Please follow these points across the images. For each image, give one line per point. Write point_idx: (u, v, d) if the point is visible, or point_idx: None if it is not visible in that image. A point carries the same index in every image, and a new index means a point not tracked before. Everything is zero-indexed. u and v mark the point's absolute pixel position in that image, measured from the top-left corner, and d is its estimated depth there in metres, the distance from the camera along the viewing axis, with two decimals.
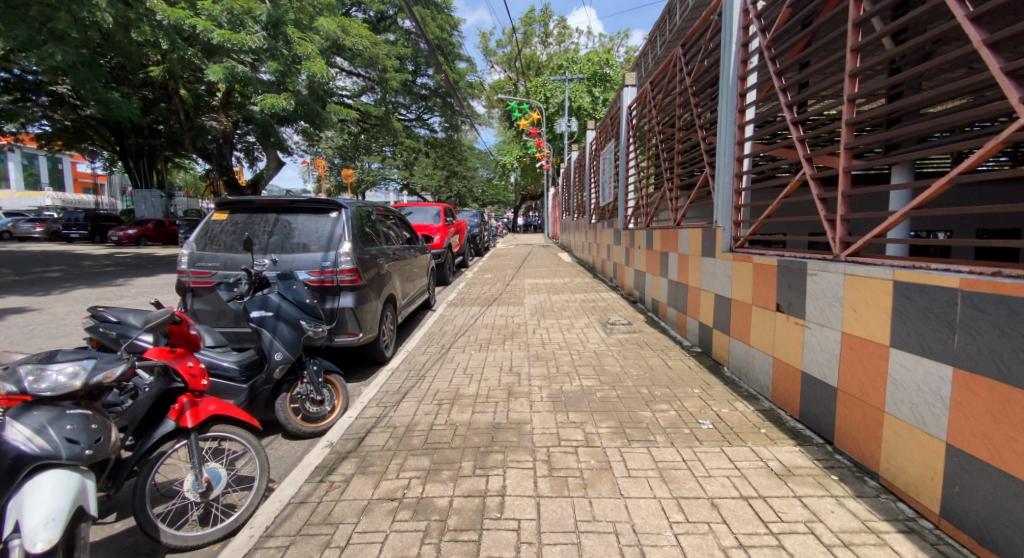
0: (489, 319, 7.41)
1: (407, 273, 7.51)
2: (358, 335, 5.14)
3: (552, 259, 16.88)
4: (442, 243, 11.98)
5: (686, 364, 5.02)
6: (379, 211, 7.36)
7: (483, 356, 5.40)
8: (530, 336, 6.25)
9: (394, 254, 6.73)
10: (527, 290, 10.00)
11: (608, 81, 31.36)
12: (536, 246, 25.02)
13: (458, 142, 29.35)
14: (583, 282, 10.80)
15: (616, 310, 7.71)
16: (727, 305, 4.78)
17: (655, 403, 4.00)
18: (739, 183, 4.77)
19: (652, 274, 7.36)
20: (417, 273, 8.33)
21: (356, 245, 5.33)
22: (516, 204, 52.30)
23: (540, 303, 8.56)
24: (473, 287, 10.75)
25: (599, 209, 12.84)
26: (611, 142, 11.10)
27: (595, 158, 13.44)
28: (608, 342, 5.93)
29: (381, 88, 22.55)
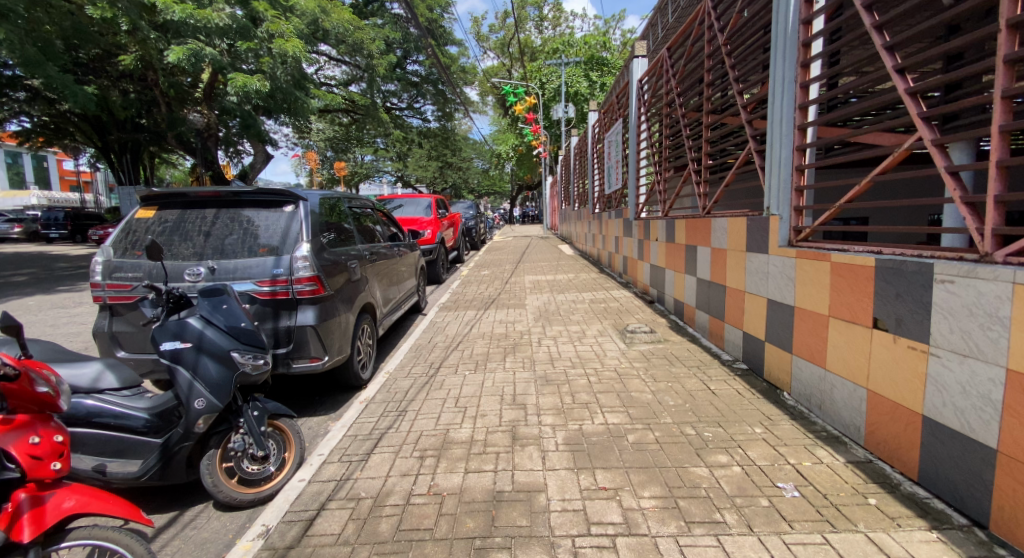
0: (486, 327, 6.39)
1: (391, 275, 6.48)
2: (323, 358, 4.13)
3: (552, 252, 15.84)
4: (435, 237, 10.91)
5: (733, 388, 4.01)
6: (360, 203, 6.34)
7: (480, 380, 4.40)
8: (535, 349, 5.23)
9: (372, 255, 5.69)
10: (529, 290, 8.96)
11: (606, 65, 30.18)
12: (536, 238, 23.99)
13: (451, 131, 28.16)
14: (589, 278, 9.82)
15: (632, 312, 6.69)
16: (787, 314, 3.77)
17: (709, 454, 2.99)
18: (802, 159, 3.75)
19: (675, 271, 6.35)
20: (403, 275, 7.28)
21: (320, 246, 4.30)
22: (512, 194, 51.11)
23: (545, 305, 7.52)
24: (468, 286, 9.72)
25: (604, 197, 11.81)
26: (618, 122, 10.06)
27: (598, 142, 12.41)
28: (629, 355, 4.92)
29: (368, 75, 21.37)
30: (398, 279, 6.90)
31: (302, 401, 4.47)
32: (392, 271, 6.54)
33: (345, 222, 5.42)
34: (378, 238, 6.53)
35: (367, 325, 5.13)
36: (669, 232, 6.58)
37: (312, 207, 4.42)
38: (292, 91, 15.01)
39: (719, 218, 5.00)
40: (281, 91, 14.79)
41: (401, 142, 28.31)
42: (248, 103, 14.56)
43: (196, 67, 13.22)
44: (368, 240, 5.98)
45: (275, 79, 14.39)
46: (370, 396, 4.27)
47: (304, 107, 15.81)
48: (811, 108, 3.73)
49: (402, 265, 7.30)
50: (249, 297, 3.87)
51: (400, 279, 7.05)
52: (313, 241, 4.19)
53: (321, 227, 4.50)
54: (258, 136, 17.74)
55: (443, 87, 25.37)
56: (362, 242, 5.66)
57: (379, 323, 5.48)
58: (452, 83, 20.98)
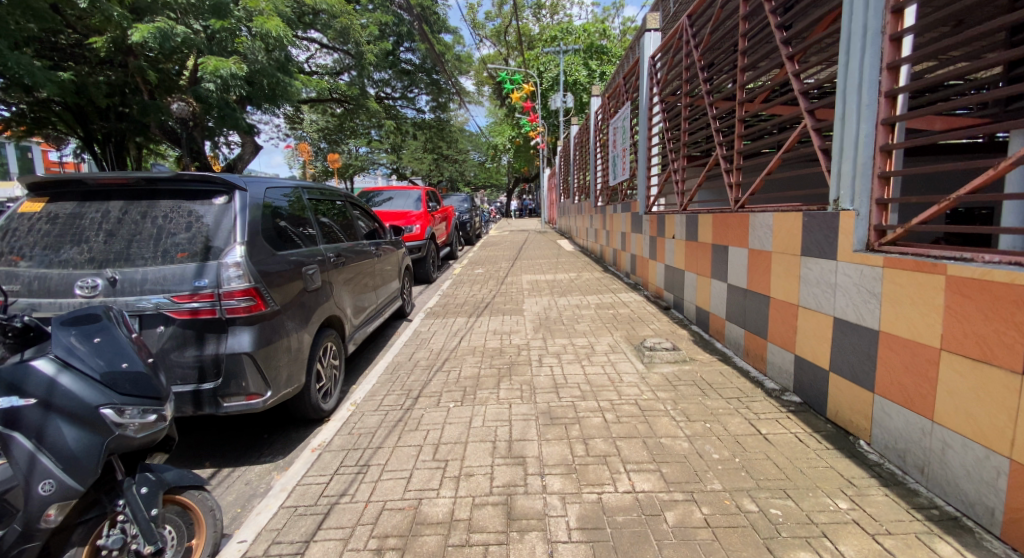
0: (478, 339, 5.47)
1: (367, 279, 5.54)
2: (265, 395, 3.23)
3: (551, 248, 14.90)
4: (424, 233, 9.96)
5: (790, 432, 3.14)
6: (332, 194, 5.43)
7: (467, 417, 3.50)
8: (536, 372, 4.33)
9: (342, 257, 4.76)
10: (527, 292, 8.04)
11: (605, 54, 29.17)
12: (534, 232, 23.01)
13: (446, 122, 27.09)
14: (593, 278, 8.96)
15: (647, 322, 5.79)
16: (866, 342, 2.89)
17: (786, 551, 2.14)
18: (890, 137, 2.86)
19: (697, 274, 5.48)
20: (384, 278, 6.34)
21: (263, 247, 3.40)
22: (509, 188, 50.04)
23: (545, 312, 6.61)
24: (461, 288, 8.80)
25: (608, 189, 10.93)
26: (624, 106, 9.17)
27: (602, 130, 11.49)
28: (651, 381, 4.05)
29: (357, 61, 20.29)
30: (377, 283, 5.97)
31: (243, 443, 3.57)
32: (368, 274, 5.59)
33: (310, 216, 4.55)
34: (353, 236, 5.59)
35: (331, 344, 4.22)
36: (690, 230, 5.67)
37: (255, 198, 3.53)
38: (275, 74, 13.98)
39: (762, 212, 4.10)
40: (263, 74, 13.76)
41: (394, 134, 27.22)
42: (226, 89, 13.55)
43: (165, 48, 12.16)
44: (339, 239, 5.05)
45: (255, 62, 13.35)
46: (326, 440, 3.38)
47: (287, 93, 14.78)
48: (902, 69, 2.83)
49: (382, 266, 6.36)
50: (164, 316, 2.98)
51: (380, 283, 6.12)
52: (254, 241, 3.30)
53: (268, 224, 3.59)
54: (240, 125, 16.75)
55: (437, 76, 24.28)
56: (329, 242, 4.73)
57: (349, 340, 4.56)
58: (446, 70, 19.93)
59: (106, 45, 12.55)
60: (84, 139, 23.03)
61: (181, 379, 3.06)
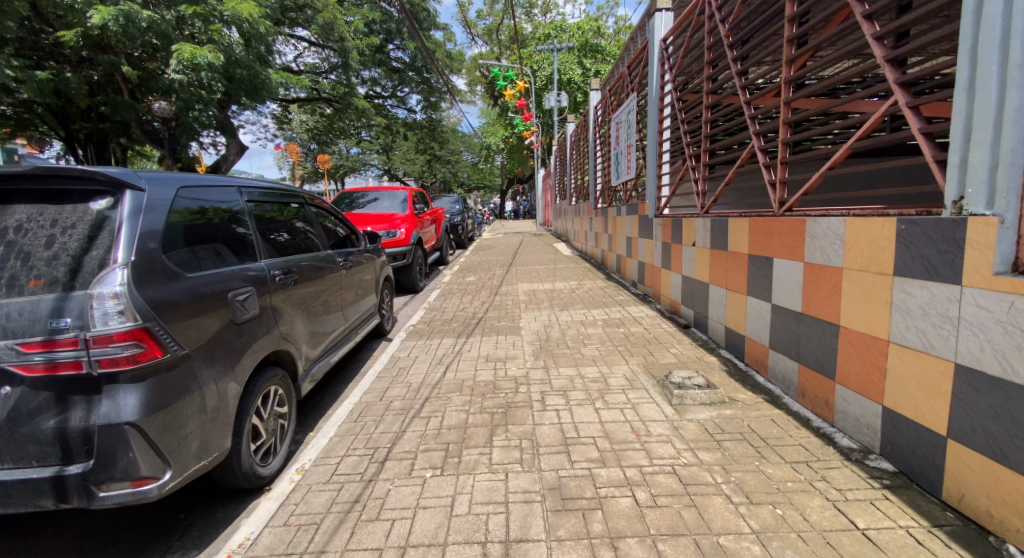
0: (466, 368, 4.53)
1: (334, 298, 4.61)
2: (161, 478, 2.33)
3: (547, 252, 13.99)
4: (410, 238, 9.02)
5: (899, 525, 2.29)
6: (292, 194, 4.51)
7: (448, 499, 2.60)
8: (538, 421, 3.40)
9: (299, 273, 3.84)
10: (523, 305, 7.10)
11: (600, 52, 28.52)
12: (529, 235, 22.17)
13: (438, 122, 26.14)
14: (596, 287, 8.08)
15: (666, 346, 4.87)
16: (1018, 407, 2.06)
17: None
18: None
19: (725, 289, 4.59)
20: (356, 293, 5.42)
21: (194, 264, 2.73)
22: (502, 188, 49.10)
23: (546, 331, 5.68)
24: (449, 300, 7.84)
25: (610, 190, 10.06)
26: (629, 96, 8.29)
27: (603, 125, 10.61)
28: (689, 433, 3.15)
29: (342, 57, 19.34)
30: (347, 300, 5.04)
31: (146, 532, 2.65)
32: (336, 292, 4.67)
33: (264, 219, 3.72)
34: (319, 245, 4.65)
35: (275, 391, 3.32)
36: (714, 238, 4.80)
37: (167, 199, 2.68)
38: (253, 67, 12.98)
39: (833, 216, 3.16)
40: (240, 68, 12.79)
41: (384, 134, 26.20)
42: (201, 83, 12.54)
43: (131, 35, 11.14)
44: (295, 250, 4.11)
45: (229, 50, 12.33)
46: (252, 535, 2.50)
47: (267, 87, 13.76)
48: None
49: (355, 279, 5.42)
50: (9, 374, 2.15)
51: (351, 300, 5.19)
52: (176, 257, 2.61)
53: (184, 235, 2.74)
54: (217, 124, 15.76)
55: (429, 74, 23.37)
56: (284, 254, 3.83)
57: (301, 381, 3.67)
58: (437, 67, 19.01)
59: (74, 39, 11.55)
60: (61, 140, 21.84)
61: (39, 459, 2.21)
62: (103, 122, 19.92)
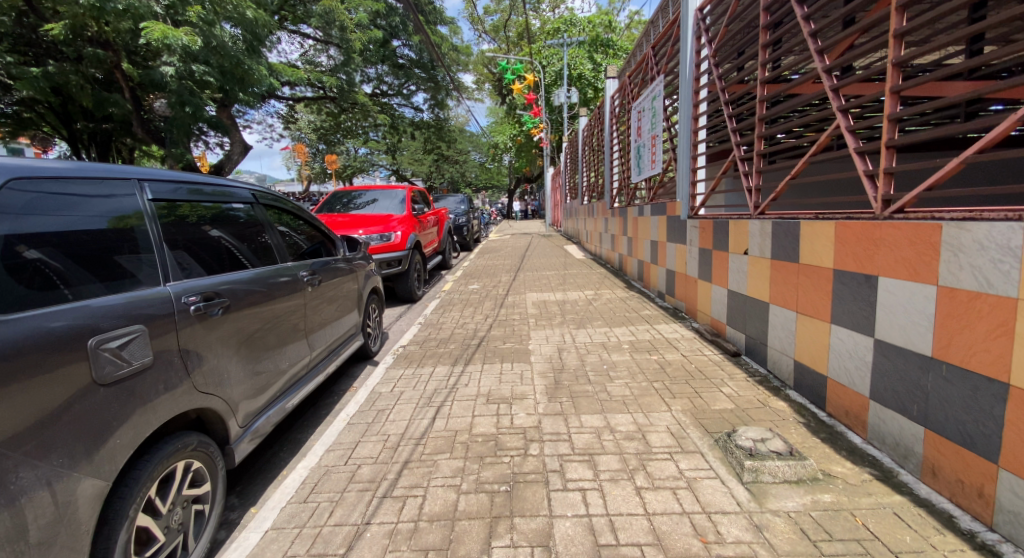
0: (459, 414, 3.52)
1: (298, 321, 3.64)
2: None
3: (558, 255, 12.96)
4: (406, 242, 8.06)
5: None
6: (239, 189, 3.55)
7: None
8: (556, 511, 2.39)
9: (237, 296, 2.89)
10: (532, 320, 6.08)
11: (611, 47, 27.44)
12: (538, 236, 21.15)
13: (445, 120, 25.13)
14: (616, 297, 7.06)
15: (715, 384, 3.84)
16: None
17: None
18: None
19: (795, 312, 3.57)
20: (332, 312, 4.42)
21: (145, 273, 2.37)
22: (509, 188, 47.95)
23: (562, 357, 4.66)
24: (448, 313, 6.85)
25: (629, 188, 9.02)
26: (653, 81, 7.26)
27: (621, 117, 9.58)
28: (781, 539, 2.15)
29: (343, 52, 18.44)
30: (318, 321, 4.06)
31: None
32: (301, 313, 3.69)
33: (185, 225, 2.80)
34: (277, 254, 3.67)
35: (185, 466, 2.35)
36: (777, 246, 3.77)
37: (67, 199, 2.14)
38: (237, 56, 11.95)
39: (1002, 221, 2.12)
40: (224, 57, 11.74)
41: (389, 132, 25.24)
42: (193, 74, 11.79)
43: (112, 19, 10.28)
44: (236, 263, 3.15)
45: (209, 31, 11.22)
46: None
47: (250, 80, 12.68)
48: None
49: (331, 294, 4.42)
50: None
51: (324, 321, 4.21)
52: (116, 266, 2.24)
53: (123, 241, 2.34)
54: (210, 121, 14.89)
55: (437, 71, 22.41)
56: (214, 269, 2.87)
57: (234, 443, 2.72)
58: (443, 61, 18.01)
59: (63, 32, 10.80)
60: (64, 140, 21.20)
61: None
62: (106, 122, 19.29)
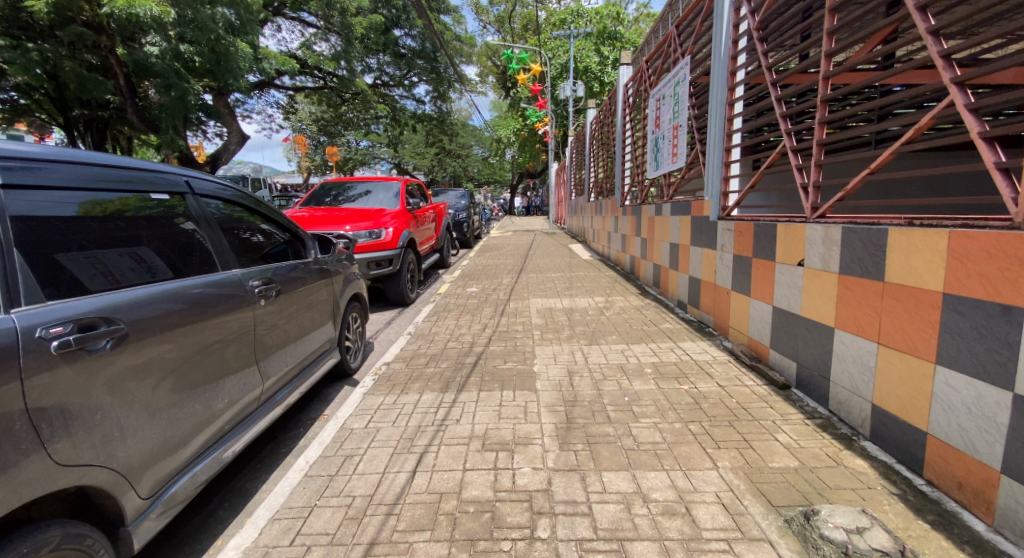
0: (446, 466, 2.78)
1: (250, 343, 2.89)
2: None
3: (564, 255, 12.19)
4: (398, 240, 7.32)
5: None
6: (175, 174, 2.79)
7: None
8: None
9: (160, 316, 2.21)
10: (536, 332, 5.34)
11: (618, 39, 26.55)
12: (541, 233, 20.34)
13: (448, 113, 24.26)
14: (631, 306, 6.31)
15: (768, 428, 3.08)
16: None
17: None
18: None
19: (874, 343, 2.82)
20: (299, 326, 3.66)
21: (92, 276, 2.07)
22: (512, 183, 47.16)
23: (574, 383, 3.91)
24: (442, 321, 6.09)
25: (644, 184, 8.26)
26: (678, 63, 6.48)
27: (635, 107, 8.80)
28: None
29: (342, 39, 17.65)
30: (279, 340, 3.31)
31: None
32: (254, 333, 2.94)
33: (86, 224, 2.14)
34: (215, 255, 2.84)
35: None
36: (850, 257, 3.02)
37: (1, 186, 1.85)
38: (217, 31, 10.79)
39: None
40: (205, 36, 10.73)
41: (389, 125, 24.42)
42: (181, 55, 11.10)
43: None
44: (192, 263, 2.66)
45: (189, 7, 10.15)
46: None
47: (234, 59, 11.50)
48: None
49: (297, 305, 3.66)
50: None
51: (288, 339, 3.45)
52: (55, 264, 1.95)
53: (70, 236, 2.06)
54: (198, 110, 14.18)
55: (439, 62, 21.53)
56: (121, 284, 2.15)
57: (132, 525, 1.96)
58: (445, 50, 17.15)
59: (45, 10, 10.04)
60: (60, 128, 20.48)
61: None
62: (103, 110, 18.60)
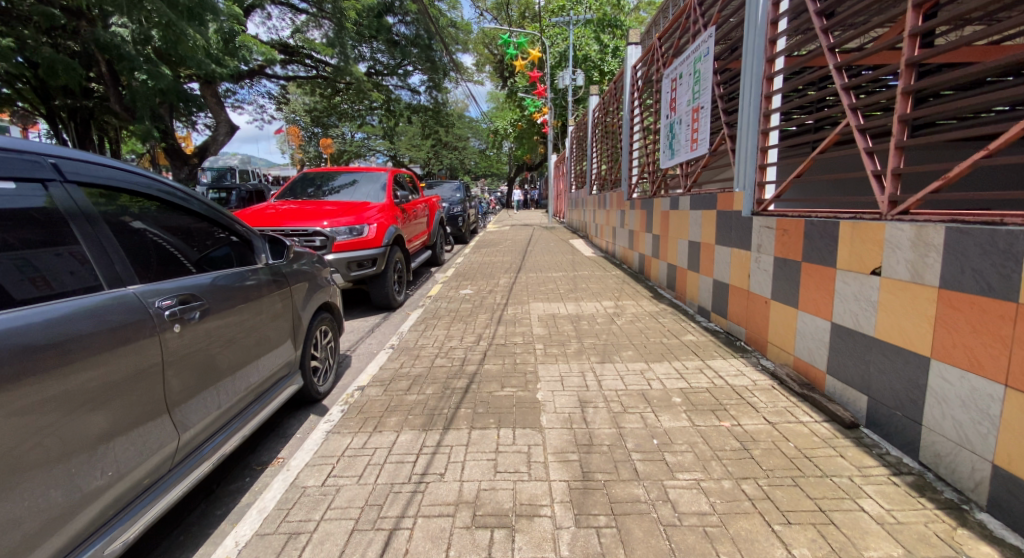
0: (420, 554, 2.06)
1: (166, 382, 2.25)
2: None
3: (565, 252, 11.44)
4: (382, 237, 6.57)
5: None
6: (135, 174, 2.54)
7: None
8: None
9: None
10: (538, 346, 4.58)
11: (618, 27, 25.71)
12: (540, 228, 19.53)
13: (444, 104, 23.30)
14: (645, 313, 5.57)
15: (847, 492, 2.35)
16: None
17: None
18: None
19: (1001, 389, 2.11)
20: (252, 349, 2.99)
21: (17, 280, 1.84)
22: (509, 175, 46.26)
23: (589, 418, 3.17)
24: (431, 330, 5.34)
25: (655, 175, 7.52)
26: (700, 36, 5.71)
27: (646, 91, 8.04)
28: None
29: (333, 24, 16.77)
30: (218, 371, 2.63)
31: None
32: (175, 367, 2.30)
33: None
34: (98, 266, 2.14)
35: None
36: (957, 267, 2.30)
37: None
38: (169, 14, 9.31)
39: None
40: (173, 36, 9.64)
41: (382, 115, 23.52)
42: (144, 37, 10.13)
43: None
44: (138, 268, 2.32)
45: (157, 11, 8.98)
46: None
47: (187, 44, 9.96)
48: None
49: (248, 324, 2.96)
50: None
51: (231, 367, 2.77)
52: None
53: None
54: (177, 97, 13.35)
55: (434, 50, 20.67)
56: None
57: None
58: (441, 35, 16.30)
59: None
60: (42, 118, 19.59)
61: None
62: (88, 100, 17.72)
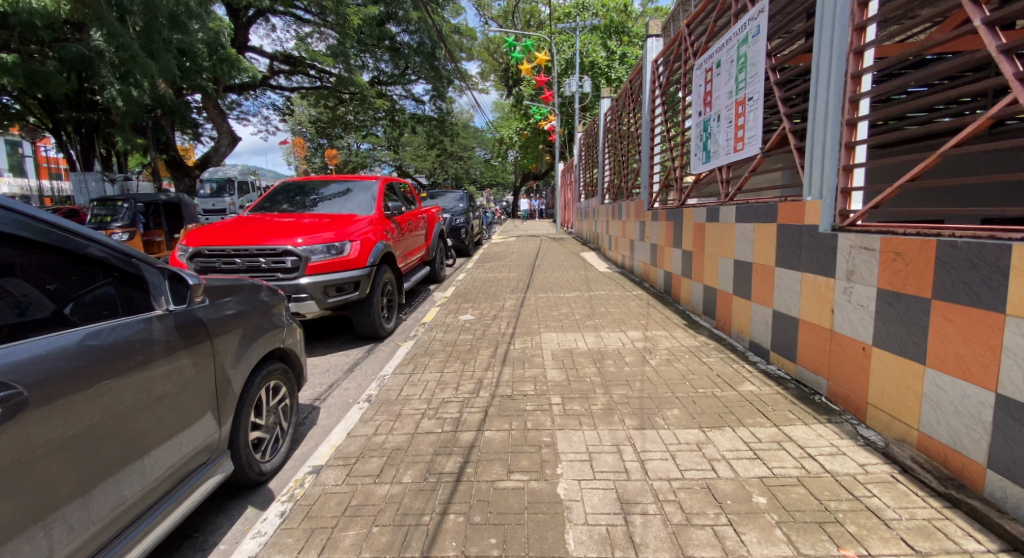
0: None
1: (42, 475, 1.69)
2: None
3: (577, 267, 10.42)
4: (366, 256, 5.62)
5: None
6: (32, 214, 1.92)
7: None
8: None
9: None
10: (555, 401, 3.54)
11: (626, 33, 24.84)
12: (548, 239, 18.49)
13: (448, 113, 22.39)
14: (684, 349, 4.55)
15: None
16: None
17: None
18: None
19: None
20: (172, 418, 2.23)
21: None
22: (514, 186, 45.33)
23: (638, 537, 2.14)
24: (420, 373, 4.34)
25: (682, 182, 6.57)
26: (748, 13, 4.68)
27: (671, 88, 7.08)
28: None
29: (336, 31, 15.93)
30: (122, 454, 1.98)
31: None
32: (58, 453, 1.74)
33: None
34: None
35: None
36: None
37: None
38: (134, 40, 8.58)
39: None
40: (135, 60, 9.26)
41: (385, 125, 22.72)
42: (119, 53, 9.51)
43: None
44: None
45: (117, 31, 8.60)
46: None
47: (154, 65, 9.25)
48: None
49: (156, 391, 2.16)
50: None
51: (137, 448, 2.05)
52: None
53: None
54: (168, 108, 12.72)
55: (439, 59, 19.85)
56: None
57: None
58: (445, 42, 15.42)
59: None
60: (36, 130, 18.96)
61: None
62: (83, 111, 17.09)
